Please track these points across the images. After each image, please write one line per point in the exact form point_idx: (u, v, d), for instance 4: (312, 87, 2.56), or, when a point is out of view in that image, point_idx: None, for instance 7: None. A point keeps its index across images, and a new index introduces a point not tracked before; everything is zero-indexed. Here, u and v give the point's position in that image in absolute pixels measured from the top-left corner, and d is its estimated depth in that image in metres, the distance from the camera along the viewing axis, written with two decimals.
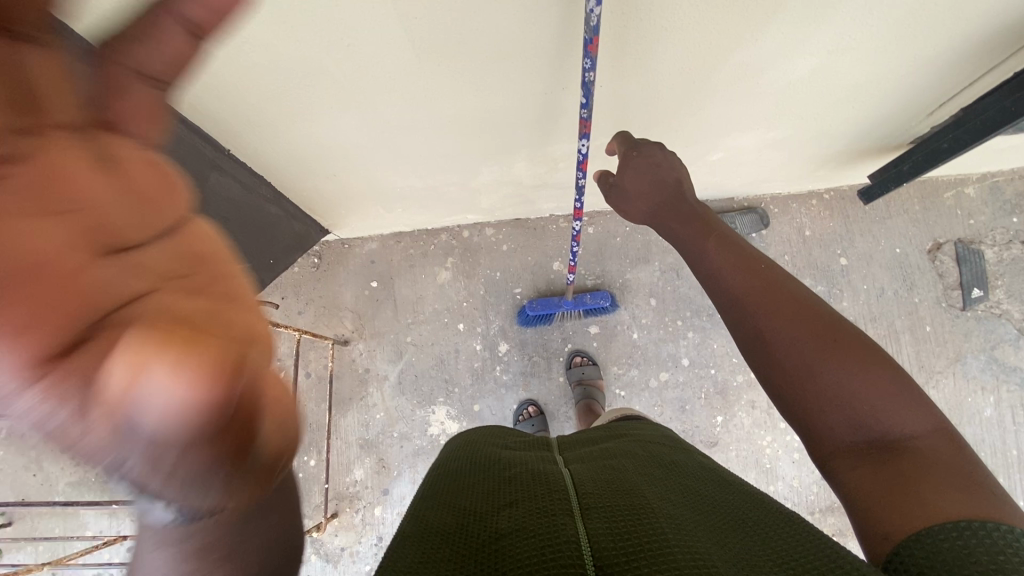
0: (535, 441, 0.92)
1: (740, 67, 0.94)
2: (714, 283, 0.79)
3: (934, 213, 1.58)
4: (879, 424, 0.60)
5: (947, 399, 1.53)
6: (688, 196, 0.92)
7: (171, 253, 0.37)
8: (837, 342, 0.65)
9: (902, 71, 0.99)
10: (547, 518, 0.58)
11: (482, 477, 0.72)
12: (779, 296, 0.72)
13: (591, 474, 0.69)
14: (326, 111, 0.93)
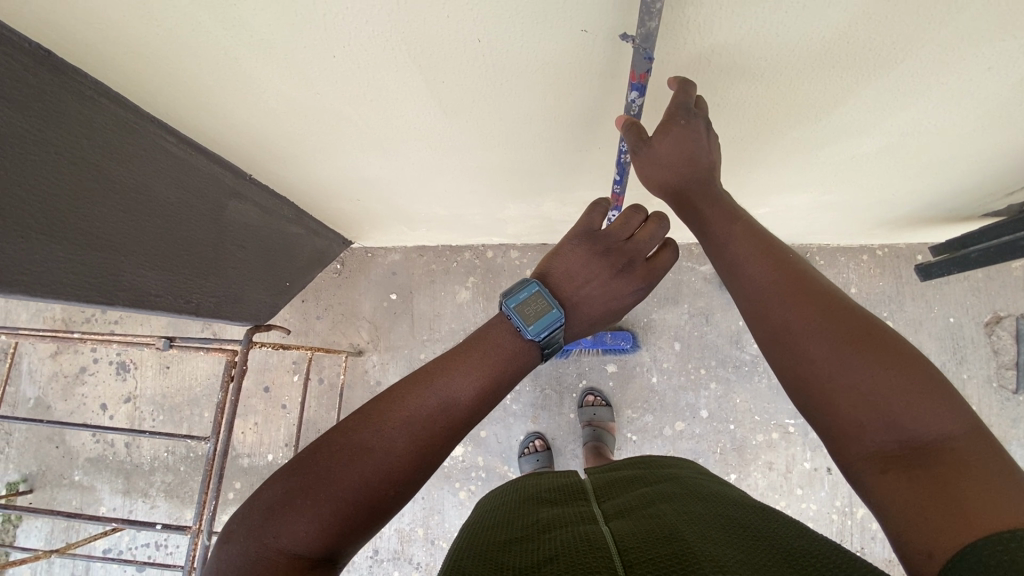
0: (566, 485, 0.74)
1: (798, 140, 0.85)
2: (728, 268, 0.63)
3: (998, 283, 1.45)
4: (918, 425, 0.46)
5: None
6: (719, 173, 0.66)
7: (582, 258, 0.70)
8: (864, 334, 0.52)
9: (984, 155, 0.88)
10: None
11: (517, 547, 0.54)
12: (800, 277, 0.58)
13: (637, 534, 0.53)
14: (351, 149, 0.90)
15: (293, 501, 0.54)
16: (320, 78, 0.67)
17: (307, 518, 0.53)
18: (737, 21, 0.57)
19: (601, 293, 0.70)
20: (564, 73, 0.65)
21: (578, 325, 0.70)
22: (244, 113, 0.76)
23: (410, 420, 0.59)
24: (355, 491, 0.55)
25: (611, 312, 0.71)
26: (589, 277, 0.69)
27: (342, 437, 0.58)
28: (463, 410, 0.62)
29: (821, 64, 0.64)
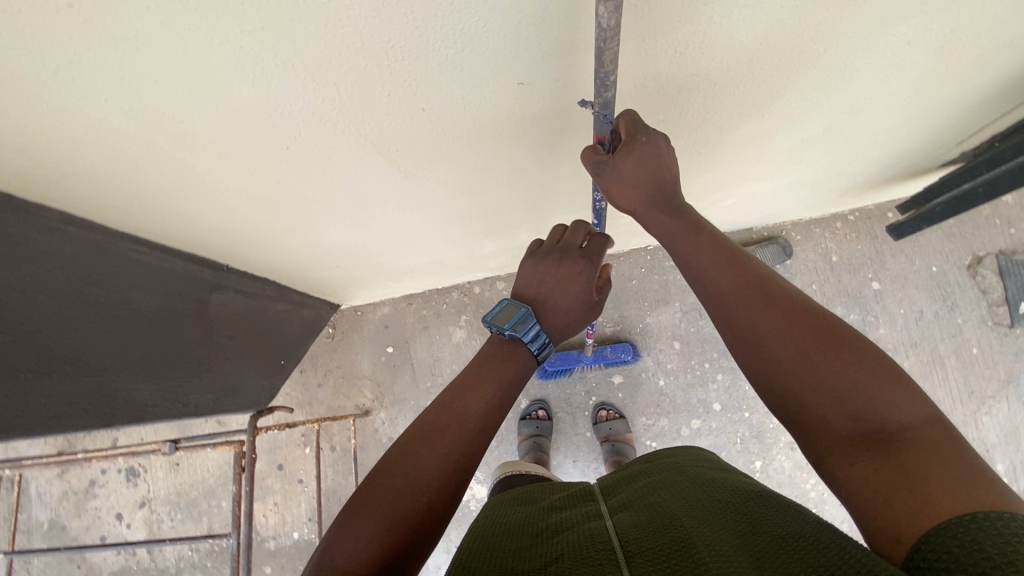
0: (573, 489, 0.72)
1: (746, 135, 0.89)
2: (696, 278, 0.61)
3: (968, 225, 1.48)
4: (888, 421, 0.46)
5: (1001, 425, 1.43)
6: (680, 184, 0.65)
7: (532, 267, 0.70)
8: (829, 334, 0.51)
9: (925, 115, 0.92)
10: (592, 568, 0.45)
11: (523, 546, 0.54)
12: (768, 283, 0.57)
13: (641, 525, 0.52)
14: (322, 224, 0.91)
15: (343, 526, 0.53)
16: (277, 168, 0.68)
17: (356, 536, 0.52)
18: (666, 47, 0.59)
19: (563, 283, 0.68)
20: (509, 119, 0.67)
21: (559, 320, 0.68)
22: (210, 213, 0.77)
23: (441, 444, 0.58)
24: (397, 506, 0.54)
25: (582, 303, 0.69)
26: (545, 275, 0.69)
27: (380, 472, 0.57)
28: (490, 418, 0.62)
29: (754, 68, 0.67)
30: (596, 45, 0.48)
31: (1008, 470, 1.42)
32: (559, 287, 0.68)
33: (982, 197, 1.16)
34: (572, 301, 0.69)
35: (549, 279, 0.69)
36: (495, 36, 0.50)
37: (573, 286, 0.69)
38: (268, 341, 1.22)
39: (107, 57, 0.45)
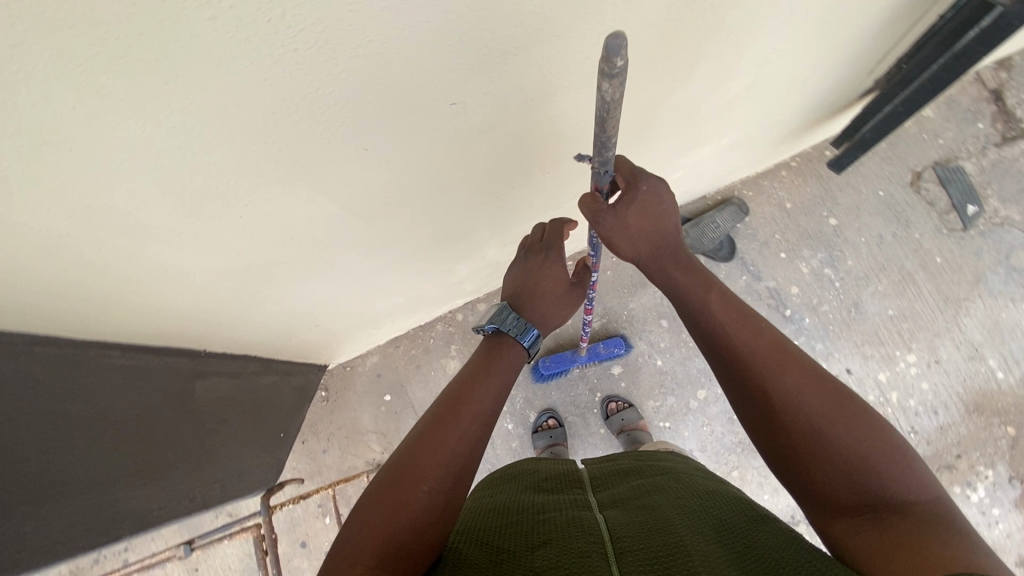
0: (562, 471, 0.77)
1: (676, 108, 0.93)
2: (710, 345, 0.69)
3: (904, 147, 1.60)
4: (879, 485, 0.55)
5: (982, 322, 1.49)
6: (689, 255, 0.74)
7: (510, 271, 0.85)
8: (839, 407, 0.59)
9: (832, 54, 0.98)
10: (581, 560, 0.49)
11: (513, 531, 0.58)
12: (782, 342, 0.66)
13: (633, 523, 0.56)
14: (292, 286, 0.91)
15: (359, 515, 0.59)
16: (234, 240, 0.69)
17: (368, 525, 0.57)
18: (590, 40, 0.62)
19: (532, 274, 0.82)
20: (451, 142, 0.69)
21: (537, 306, 0.82)
22: (176, 300, 0.76)
23: (447, 457, 0.63)
24: (406, 497, 0.59)
25: (554, 287, 0.83)
26: (518, 273, 0.84)
27: (391, 474, 0.62)
28: (487, 424, 0.68)
29: (673, 42, 0.71)
30: (599, 114, 0.54)
31: (1000, 363, 1.46)
32: (529, 278, 0.82)
33: (904, 116, 1.19)
34: (543, 286, 0.82)
35: (521, 276, 0.83)
36: (422, 61, 0.52)
37: (542, 274, 0.83)
38: (265, 414, 1.21)
39: (40, 166, 0.45)
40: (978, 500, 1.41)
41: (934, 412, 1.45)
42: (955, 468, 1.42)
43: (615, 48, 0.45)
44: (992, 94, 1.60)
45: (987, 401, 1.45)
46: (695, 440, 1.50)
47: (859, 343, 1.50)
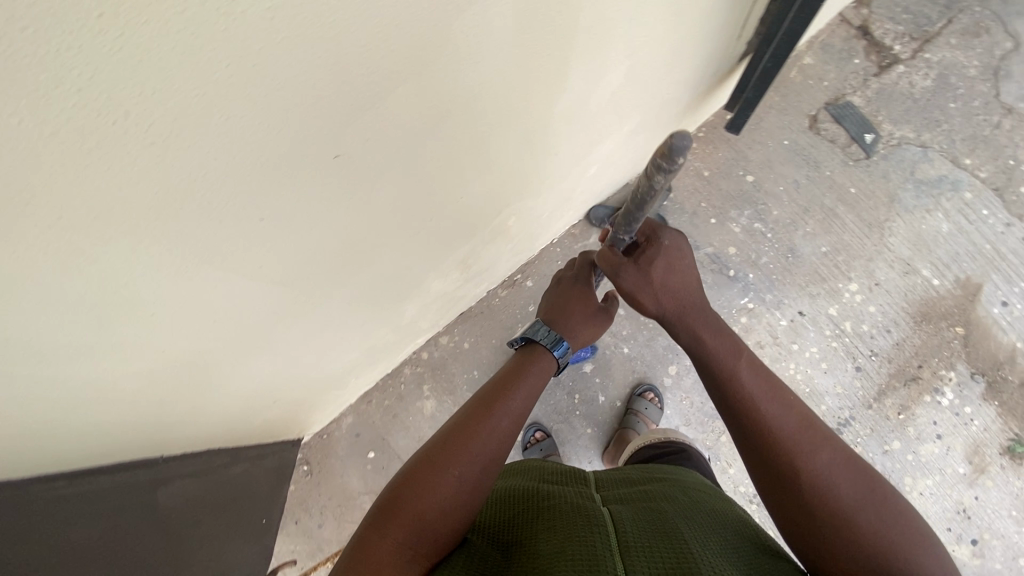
0: (571, 470, 0.91)
1: (567, 111, 0.98)
2: (743, 412, 0.75)
3: (795, 96, 1.70)
4: (902, 562, 0.62)
5: (906, 237, 1.58)
6: (723, 325, 0.82)
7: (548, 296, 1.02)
8: (866, 493, 0.67)
9: (696, 29, 1.05)
10: (583, 539, 0.61)
11: (526, 520, 0.71)
12: (810, 419, 0.73)
13: (637, 518, 0.68)
14: (236, 368, 0.90)
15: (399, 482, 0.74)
16: (154, 337, 0.67)
17: (405, 493, 0.71)
18: (456, 67, 0.66)
19: (564, 297, 0.99)
20: (351, 191, 0.71)
21: (569, 322, 0.96)
22: (111, 413, 0.74)
23: (473, 455, 0.76)
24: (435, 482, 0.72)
25: (582, 307, 0.97)
26: (554, 297, 1.00)
27: (424, 458, 0.76)
28: (506, 438, 0.81)
29: (540, 52, 0.75)
30: (647, 197, 0.68)
31: (933, 270, 1.55)
32: (561, 301, 0.99)
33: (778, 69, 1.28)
34: (574, 307, 0.98)
35: (556, 299, 0.99)
36: (294, 122, 0.54)
37: (572, 298, 0.98)
38: (240, 504, 1.18)
39: None
40: (950, 402, 1.47)
41: (887, 331, 1.52)
42: (920, 378, 1.49)
43: (680, 147, 0.56)
44: (858, 31, 1.73)
45: (931, 308, 1.52)
46: (679, 415, 1.54)
47: (803, 285, 1.57)
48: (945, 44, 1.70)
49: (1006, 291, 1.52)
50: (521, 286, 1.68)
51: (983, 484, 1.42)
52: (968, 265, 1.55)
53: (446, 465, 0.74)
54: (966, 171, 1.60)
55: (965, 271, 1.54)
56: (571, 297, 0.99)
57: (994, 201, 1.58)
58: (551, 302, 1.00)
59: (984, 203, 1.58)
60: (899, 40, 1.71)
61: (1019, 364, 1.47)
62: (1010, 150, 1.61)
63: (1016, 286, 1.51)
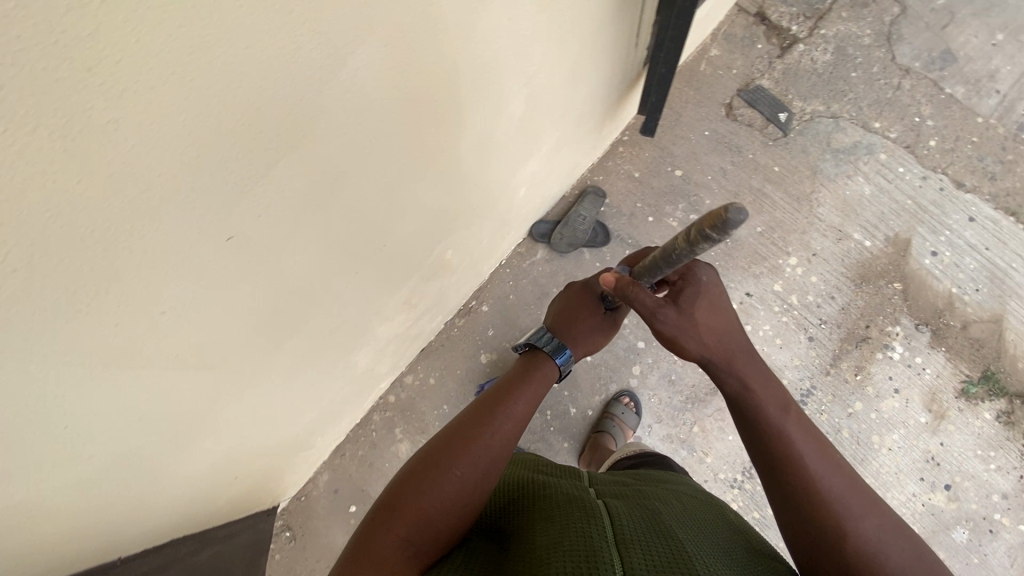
0: (566, 468, 0.97)
1: (476, 146, 1.00)
2: (789, 467, 0.74)
3: (708, 88, 1.77)
4: None
5: (834, 205, 1.64)
6: (770, 378, 0.81)
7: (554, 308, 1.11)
8: (912, 562, 0.69)
9: (588, 46, 1.09)
10: (577, 529, 0.66)
11: (524, 516, 0.75)
12: (858, 482, 0.74)
13: (632, 513, 0.73)
14: (178, 454, 0.87)
15: (405, 481, 0.80)
16: (72, 443, 0.66)
17: (410, 494, 0.77)
18: (343, 133, 0.67)
19: (565, 312, 1.07)
20: (260, 267, 0.71)
21: (569, 335, 1.05)
22: (46, 527, 0.72)
23: (475, 461, 0.83)
24: (439, 487, 0.78)
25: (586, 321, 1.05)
26: (559, 311, 1.08)
27: (429, 461, 0.82)
28: (505, 450, 0.87)
29: (427, 100, 0.77)
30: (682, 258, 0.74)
31: (864, 233, 1.61)
32: (564, 316, 1.07)
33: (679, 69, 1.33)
34: (575, 323, 1.05)
35: (561, 312, 1.08)
36: (171, 218, 0.54)
37: (575, 313, 1.06)
38: None
39: None
40: (901, 356, 1.52)
41: (832, 298, 1.57)
42: (870, 337, 1.54)
43: (733, 223, 0.59)
44: (756, 18, 1.81)
45: (868, 269, 1.58)
46: (651, 414, 1.56)
47: (746, 267, 1.61)
48: (837, 18, 1.78)
49: (933, 241, 1.59)
50: (477, 313, 1.69)
51: (946, 429, 1.47)
52: (895, 222, 1.61)
53: (448, 468, 0.80)
54: (878, 133, 1.68)
55: (894, 228, 1.61)
56: (573, 311, 1.07)
57: (908, 158, 1.66)
58: (557, 315, 1.08)
59: (899, 162, 1.66)
60: (795, 20, 1.79)
61: (957, 308, 1.54)
62: (914, 108, 1.69)
63: (940, 235, 1.59)
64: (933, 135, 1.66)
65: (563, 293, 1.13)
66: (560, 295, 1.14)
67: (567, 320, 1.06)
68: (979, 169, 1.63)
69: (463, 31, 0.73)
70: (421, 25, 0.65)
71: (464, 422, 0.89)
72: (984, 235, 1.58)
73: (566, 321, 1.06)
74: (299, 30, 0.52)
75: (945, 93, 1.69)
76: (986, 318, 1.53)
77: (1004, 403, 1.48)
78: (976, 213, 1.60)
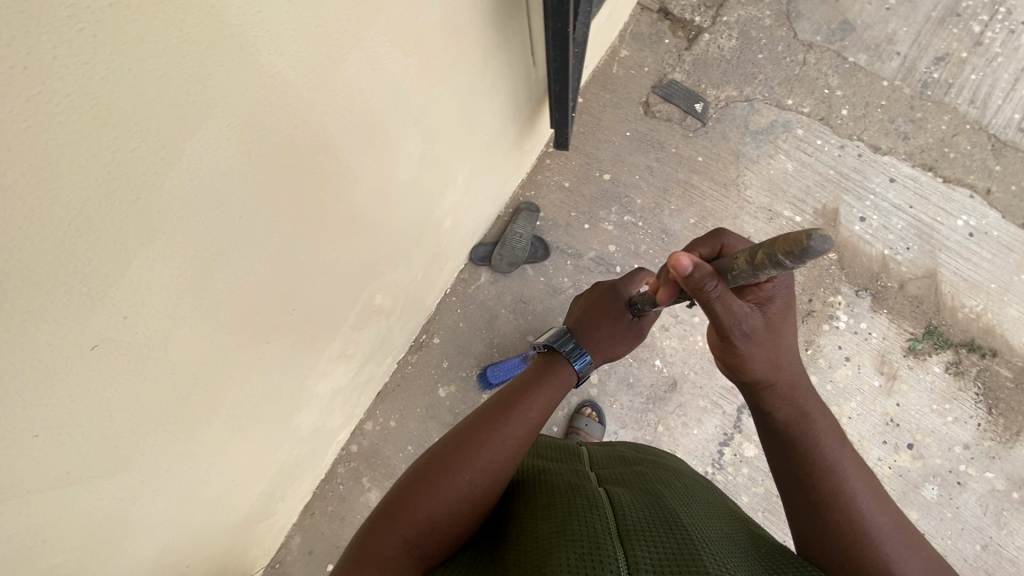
0: (566, 449, 0.99)
1: (378, 193, 0.99)
2: (836, 497, 0.73)
3: (623, 89, 1.78)
4: None
5: (760, 186, 1.67)
6: (828, 416, 0.79)
7: (577, 314, 1.15)
8: None
9: (479, 77, 1.09)
10: (581, 519, 0.64)
11: (524, 510, 0.73)
12: (908, 528, 0.72)
13: (636, 501, 0.71)
14: (105, 561, 0.84)
15: (417, 477, 0.81)
16: None
17: (418, 494, 0.77)
18: (212, 222, 0.65)
19: (589, 318, 1.10)
20: (139, 368, 0.67)
21: (592, 336, 1.07)
22: None
23: (486, 465, 0.81)
24: (447, 488, 0.78)
25: (610, 325, 1.08)
26: (583, 317, 1.11)
27: (442, 461, 0.81)
28: (519, 451, 0.85)
29: (303, 166, 0.75)
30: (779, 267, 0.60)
31: (793, 209, 1.64)
32: (587, 321, 1.10)
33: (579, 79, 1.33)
34: (597, 328, 1.08)
35: (586, 317, 1.11)
36: (18, 346, 0.52)
37: (598, 318, 1.09)
38: None
39: None
40: (846, 324, 1.54)
41: None
42: (814, 311, 1.56)
43: (815, 252, 0.51)
44: (659, 14, 1.83)
45: None
46: (615, 420, 1.55)
47: None
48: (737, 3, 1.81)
49: (860, 207, 1.62)
50: (429, 346, 1.66)
51: (899, 389, 1.49)
52: (820, 194, 1.65)
53: (455, 468, 0.80)
54: (792, 110, 1.71)
55: (821, 200, 1.64)
56: (595, 316, 1.10)
57: (824, 130, 1.69)
58: (583, 320, 1.11)
59: (816, 135, 1.69)
60: (697, 11, 1.81)
61: (892, 269, 1.57)
62: (823, 81, 1.73)
63: (865, 200, 1.62)
64: (844, 105, 1.70)
65: (586, 302, 1.17)
66: (582, 304, 1.18)
67: (591, 325, 1.09)
68: (892, 131, 1.67)
69: (327, 92, 0.71)
70: (273, 101, 0.63)
71: (479, 421, 0.88)
72: (906, 194, 1.62)
73: (588, 325, 1.09)
74: (113, 129, 0.48)
75: (849, 62, 1.73)
76: (921, 275, 1.56)
77: (951, 354, 1.50)
78: (895, 173, 1.64)
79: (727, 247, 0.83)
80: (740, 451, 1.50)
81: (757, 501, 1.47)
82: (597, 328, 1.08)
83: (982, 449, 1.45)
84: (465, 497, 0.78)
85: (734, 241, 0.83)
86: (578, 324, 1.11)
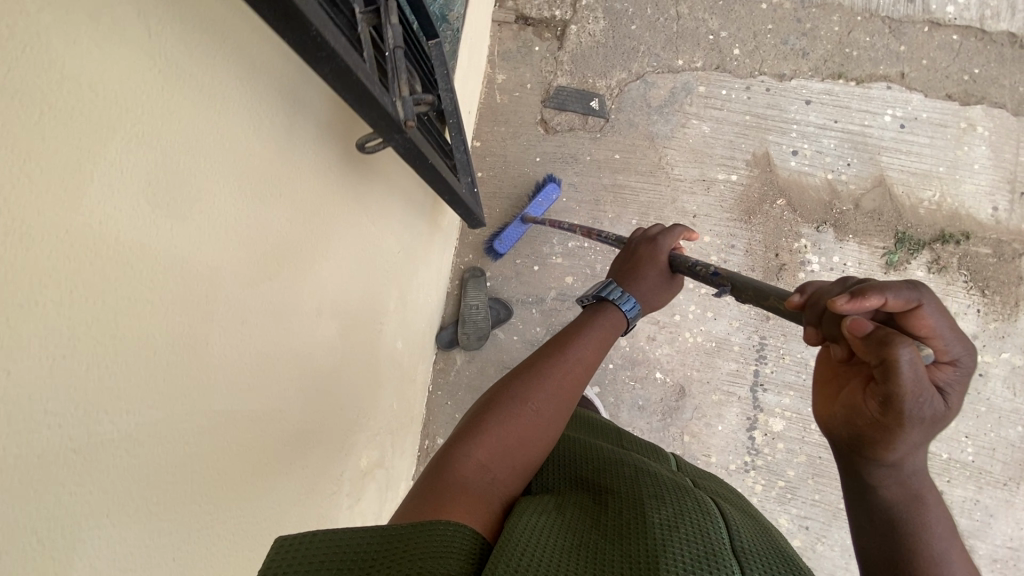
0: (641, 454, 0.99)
1: (313, 391, 0.91)
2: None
3: (515, 115, 1.68)
4: None
5: (686, 160, 1.60)
6: (936, 506, 0.63)
7: (615, 264, 1.06)
8: None
9: (361, 218, 1.00)
10: (692, 517, 0.64)
11: (616, 494, 0.73)
12: None
13: (750, 528, 0.68)
14: None
15: (492, 404, 0.84)
16: None
17: (496, 419, 0.81)
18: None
19: (627, 268, 1.01)
20: None
21: (635, 285, 0.99)
22: None
23: (553, 396, 0.86)
24: (520, 414, 0.82)
25: (650, 273, 0.99)
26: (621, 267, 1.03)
27: (518, 392, 0.85)
28: (579, 387, 0.90)
29: (219, 452, 0.68)
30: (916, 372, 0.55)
31: (726, 169, 1.58)
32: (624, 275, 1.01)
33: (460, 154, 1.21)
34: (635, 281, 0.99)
35: (624, 266, 1.02)
36: None
37: (636, 268, 1.00)
38: None
39: None
40: (820, 265, 1.51)
41: (733, 247, 1.55)
42: (785, 263, 1.53)
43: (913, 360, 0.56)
44: (519, 23, 1.71)
45: (748, 201, 1.56)
46: None
47: None
48: None
49: (788, 142, 1.56)
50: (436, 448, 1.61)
51: None
52: (746, 143, 1.58)
53: (524, 395, 0.85)
54: (686, 71, 1.63)
55: (748, 150, 1.58)
56: (633, 265, 1.01)
57: (724, 78, 1.61)
58: (623, 270, 1.02)
59: (719, 85, 1.61)
60: (555, 5, 1.69)
61: (841, 191, 1.53)
62: (704, 28, 1.63)
63: (790, 133, 1.56)
64: (733, 44, 1.62)
65: (625, 250, 1.06)
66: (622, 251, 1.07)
67: (634, 275, 1.00)
68: (790, 52, 1.59)
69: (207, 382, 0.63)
70: (142, 451, 0.55)
71: (543, 354, 0.92)
72: (827, 111, 1.56)
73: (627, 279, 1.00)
74: None
75: None
76: (870, 186, 1.52)
77: (927, 253, 1.47)
78: (809, 93, 1.57)
79: (919, 310, 0.57)
80: (770, 428, 1.48)
81: (804, 469, 1.45)
82: (640, 280, 0.99)
83: (990, 333, 1.44)
84: (531, 425, 0.82)
85: (930, 305, 0.57)
86: (617, 275, 1.03)
